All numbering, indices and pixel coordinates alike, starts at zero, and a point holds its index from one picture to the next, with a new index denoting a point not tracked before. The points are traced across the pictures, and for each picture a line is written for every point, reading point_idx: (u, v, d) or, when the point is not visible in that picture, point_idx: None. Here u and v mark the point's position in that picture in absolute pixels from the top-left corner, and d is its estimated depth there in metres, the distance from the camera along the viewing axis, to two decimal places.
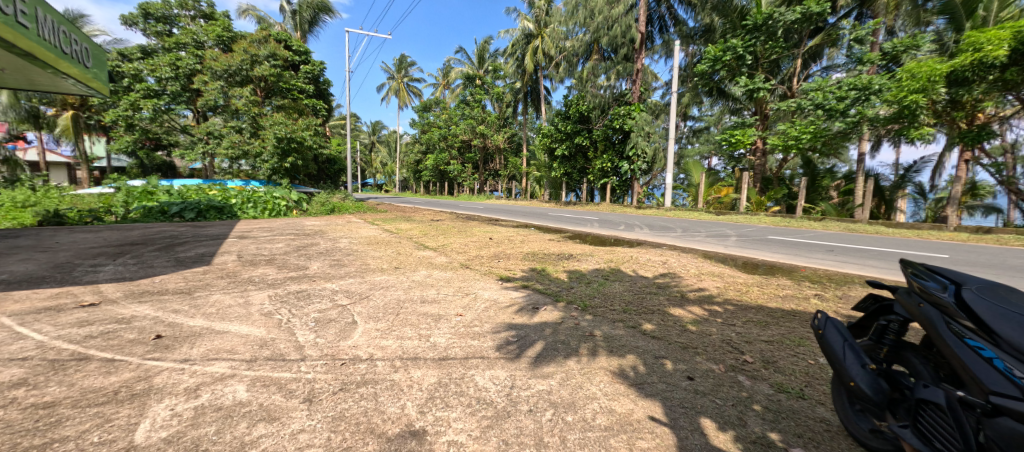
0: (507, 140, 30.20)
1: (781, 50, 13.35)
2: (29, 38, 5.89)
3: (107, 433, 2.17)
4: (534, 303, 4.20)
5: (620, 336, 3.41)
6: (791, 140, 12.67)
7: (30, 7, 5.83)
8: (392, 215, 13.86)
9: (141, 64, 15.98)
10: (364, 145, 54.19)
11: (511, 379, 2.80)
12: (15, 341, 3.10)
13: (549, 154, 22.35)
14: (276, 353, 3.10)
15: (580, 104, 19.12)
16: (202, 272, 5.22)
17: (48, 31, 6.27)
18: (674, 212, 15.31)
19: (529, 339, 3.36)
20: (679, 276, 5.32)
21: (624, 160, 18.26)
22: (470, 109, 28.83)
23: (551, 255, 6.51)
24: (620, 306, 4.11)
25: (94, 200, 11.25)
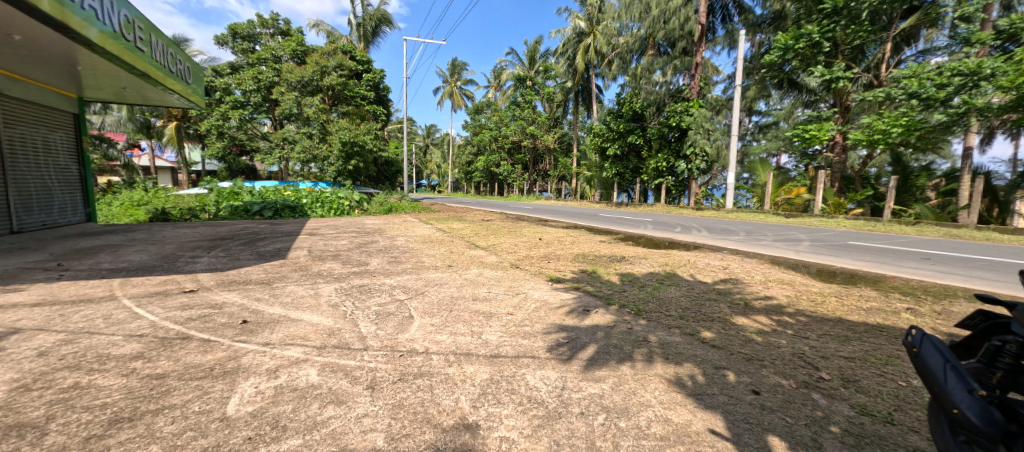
0: (556, 141, 30.05)
1: (866, 33, 12.29)
2: (145, 61, 6.77)
3: (205, 404, 2.46)
4: (585, 305, 4.21)
5: (676, 342, 3.35)
6: (878, 135, 11.71)
7: (146, 33, 6.72)
8: (445, 215, 14.32)
9: (229, 79, 17.67)
10: (418, 149, 56.28)
11: (562, 380, 2.84)
12: (134, 320, 3.59)
13: (600, 153, 22.07)
14: (342, 342, 3.35)
15: (634, 102, 18.58)
16: (280, 265, 5.69)
17: (159, 53, 7.18)
18: (737, 213, 14.63)
19: (580, 342, 3.37)
20: (743, 282, 5.09)
21: (681, 159, 17.60)
22: (521, 109, 29.10)
23: (603, 257, 6.44)
24: (676, 312, 4.02)
25: (190, 200, 12.58)
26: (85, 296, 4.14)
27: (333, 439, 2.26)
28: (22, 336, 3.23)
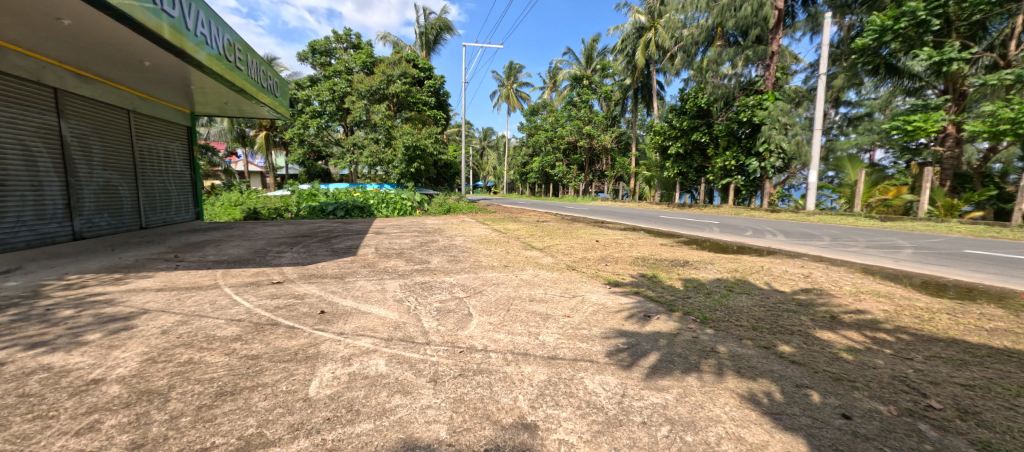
0: (614, 140, 29.47)
1: (988, 7, 10.87)
2: (245, 80, 7.94)
3: (291, 384, 2.73)
4: (645, 310, 4.12)
5: (749, 355, 3.18)
6: (1005, 125, 10.26)
7: (244, 55, 7.86)
8: (501, 215, 14.59)
9: (309, 91, 19.26)
10: (476, 151, 57.67)
11: (622, 387, 2.81)
12: (233, 306, 4.04)
13: (661, 152, 21.38)
14: (406, 335, 3.55)
15: (698, 97, 17.73)
16: (351, 261, 6.11)
17: (254, 71, 8.37)
18: (819, 216, 13.57)
19: (641, 348, 3.31)
20: (828, 293, 4.73)
21: (752, 157, 16.41)
22: (577, 109, 28.88)
23: (665, 261, 6.25)
24: (748, 322, 3.82)
25: (275, 200, 13.81)
26: (195, 284, 4.72)
27: (401, 427, 2.41)
28: (149, 316, 3.75)
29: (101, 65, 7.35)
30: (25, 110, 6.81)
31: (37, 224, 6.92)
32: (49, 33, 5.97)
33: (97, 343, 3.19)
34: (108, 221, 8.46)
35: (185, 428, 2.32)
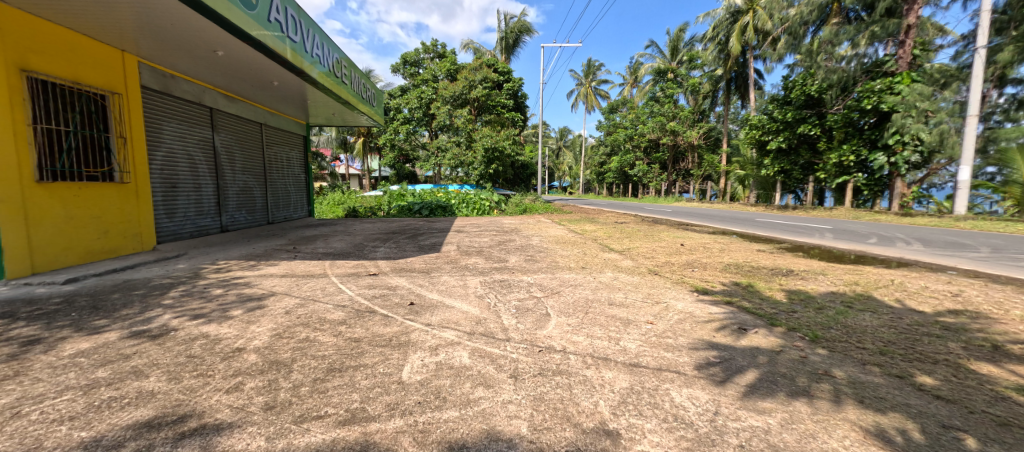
0: (702, 136, 27.73)
1: None
2: (349, 92, 9.17)
3: (387, 367, 2.96)
4: (740, 323, 3.81)
5: (873, 383, 2.78)
6: None
7: (348, 70, 9.09)
8: (578, 216, 14.41)
9: (400, 99, 20.72)
10: (551, 151, 57.94)
11: (714, 404, 2.64)
12: (338, 293, 4.48)
13: (758, 148, 19.82)
14: (487, 330, 3.67)
15: (808, 85, 16.02)
16: (436, 257, 6.44)
17: (356, 84, 9.62)
18: (969, 222, 11.54)
19: (736, 363, 3.07)
20: (982, 316, 3.95)
21: (878, 151, 14.32)
22: (660, 105, 27.75)
23: (762, 270, 5.74)
24: (871, 344, 3.34)
25: (371, 200, 15.12)
26: (309, 272, 5.30)
27: (484, 418, 2.50)
28: (274, 298, 4.30)
29: (243, 86, 8.58)
30: (190, 125, 8.13)
31: (197, 217, 8.20)
32: (209, 63, 7.10)
33: (238, 318, 3.74)
34: (245, 217, 9.79)
35: (304, 396, 2.62)
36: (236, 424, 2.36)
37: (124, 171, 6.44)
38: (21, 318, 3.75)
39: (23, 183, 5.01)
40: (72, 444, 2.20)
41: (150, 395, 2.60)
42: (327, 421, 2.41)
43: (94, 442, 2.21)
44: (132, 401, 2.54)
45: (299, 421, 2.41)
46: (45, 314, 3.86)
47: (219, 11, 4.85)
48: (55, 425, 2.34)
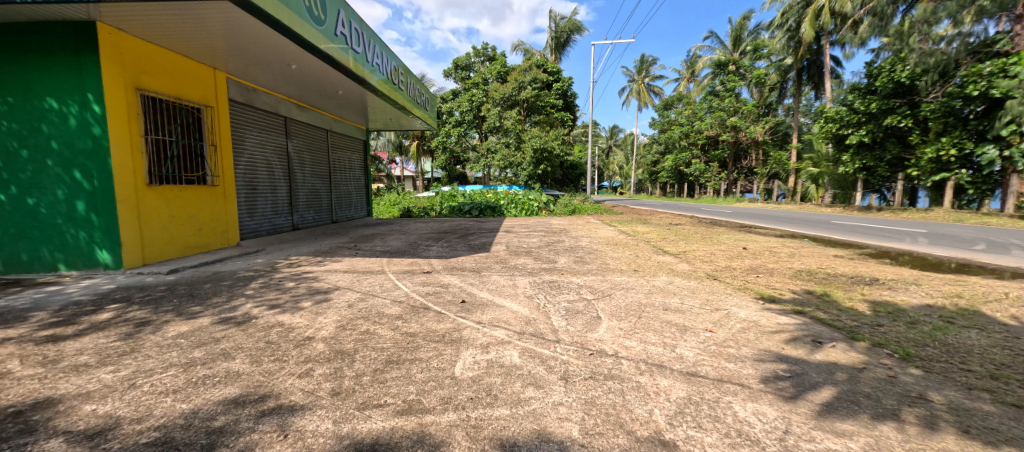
0: (768, 131, 25.96)
1: None
2: (405, 99, 9.53)
3: (441, 362, 3.01)
4: (814, 335, 3.52)
5: (980, 410, 2.45)
6: None
7: (404, 77, 9.44)
8: (629, 217, 14.03)
9: (452, 104, 21.27)
10: (601, 150, 56.98)
11: (784, 422, 2.44)
12: (394, 289, 4.62)
13: (835, 143, 18.31)
14: (537, 331, 3.63)
15: (897, 71, 14.62)
16: (485, 257, 6.50)
17: (412, 90, 9.97)
18: None
19: (810, 379, 2.83)
20: None
21: (987, 143, 12.78)
22: (720, 99, 26.39)
23: (839, 278, 5.26)
24: (975, 365, 2.95)
25: (424, 200, 15.59)
26: (368, 269, 5.53)
27: (535, 418, 2.47)
28: (338, 292, 4.52)
29: (313, 96, 9.14)
30: (268, 132, 8.77)
31: (273, 216, 8.84)
32: (285, 76, 7.62)
33: (306, 309, 3.96)
34: (313, 216, 10.44)
35: (365, 385, 2.72)
36: (307, 407, 2.48)
37: (214, 175, 7.07)
38: (133, 302, 4.21)
39: (137, 188, 5.60)
40: (174, 414, 2.41)
41: (235, 375, 2.80)
42: (386, 410, 2.48)
43: (192, 413, 2.42)
44: (221, 380, 2.75)
45: (362, 408, 2.49)
46: (152, 299, 4.30)
47: (293, 28, 5.19)
48: (161, 396, 2.57)
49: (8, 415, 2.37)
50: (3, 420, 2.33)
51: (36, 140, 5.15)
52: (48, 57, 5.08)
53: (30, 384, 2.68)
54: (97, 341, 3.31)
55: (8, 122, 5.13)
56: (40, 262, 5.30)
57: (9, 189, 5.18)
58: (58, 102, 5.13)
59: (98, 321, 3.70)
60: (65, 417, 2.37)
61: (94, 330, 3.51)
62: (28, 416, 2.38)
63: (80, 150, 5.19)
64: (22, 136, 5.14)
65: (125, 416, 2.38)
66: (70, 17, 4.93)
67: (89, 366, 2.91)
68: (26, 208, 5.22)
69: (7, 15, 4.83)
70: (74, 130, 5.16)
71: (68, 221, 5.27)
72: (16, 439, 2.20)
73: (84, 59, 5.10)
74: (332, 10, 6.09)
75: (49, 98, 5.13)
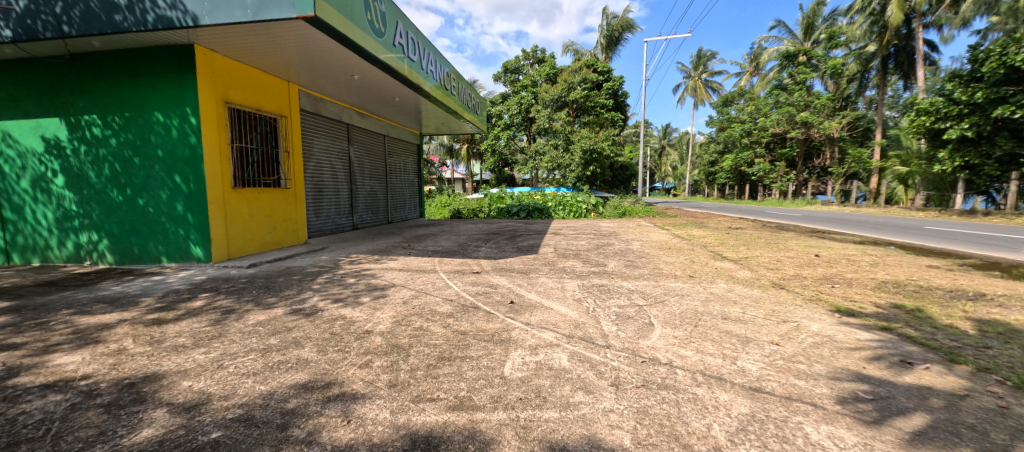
0: (846, 127, 23.87)
1: None
2: (458, 103, 9.75)
3: (491, 361, 3.01)
4: (903, 355, 3.16)
5: None
6: None
7: (457, 82, 9.64)
8: (684, 221, 13.43)
9: (501, 107, 21.48)
10: (653, 151, 55.15)
11: (866, 449, 2.20)
12: (445, 288, 4.70)
13: (928, 139, 16.42)
14: (586, 335, 3.54)
15: (1009, 54, 13.04)
16: (533, 258, 6.46)
17: (463, 95, 10.18)
18: None
19: (897, 404, 2.55)
20: None
21: None
22: (789, 94, 24.69)
23: (933, 291, 4.71)
24: None
25: (473, 202, 15.84)
26: (421, 267, 5.67)
27: (585, 424, 2.39)
28: (394, 289, 4.66)
29: (373, 104, 9.56)
30: (333, 137, 9.28)
31: (336, 217, 9.33)
32: (350, 86, 8.03)
33: (365, 304, 4.12)
34: (371, 216, 10.90)
35: (420, 379, 2.77)
36: (366, 396, 2.56)
37: (287, 178, 7.56)
38: (220, 292, 4.58)
39: (225, 190, 6.10)
40: (253, 394, 2.58)
41: (304, 362, 2.96)
42: (439, 404, 2.51)
43: (269, 394, 2.57)
44: (293, 366, 2.91)
45: (417, 401, 2.54)
46: (235, 289, 4.66)
47: (356, 41, 5.45)
48: (244, 377, 2.77)
49: (124, 386, 2.64)
50: (120, 390, 2.61)
51: (146, 149, 5.77)
52: (156, 76, 5.67)
53: (140, 360, 2.98)
54: (192, 325, 3.62)
55: (124, 134, 5.79)
56: (148, 255, 5.95)
57: (125, 192, 5.85)
58: (163, 116, 5.71)
59: (192, 308, 4.06)
60: (167, 391, 2.60)
61: (190, 316, 3.84)
62: (139, 387, 2.64)
63: (180, 158, 5.74)
64: (135, 145, 5.78)
65: (215, 393, 2.58)
66: (172, 40, 5.47)
67: (186, 347, 3.19)
68: (138, 208, 5.87)
69: (125, 41, 5.44)
70: (175, 140, 5.72)
71: (170, 219, 5.85)
72: (130, 407, 2.44)
73: (184, 77, 5.63)
74: (391, 21, 6.34)
75: (156, 112, 5.72)
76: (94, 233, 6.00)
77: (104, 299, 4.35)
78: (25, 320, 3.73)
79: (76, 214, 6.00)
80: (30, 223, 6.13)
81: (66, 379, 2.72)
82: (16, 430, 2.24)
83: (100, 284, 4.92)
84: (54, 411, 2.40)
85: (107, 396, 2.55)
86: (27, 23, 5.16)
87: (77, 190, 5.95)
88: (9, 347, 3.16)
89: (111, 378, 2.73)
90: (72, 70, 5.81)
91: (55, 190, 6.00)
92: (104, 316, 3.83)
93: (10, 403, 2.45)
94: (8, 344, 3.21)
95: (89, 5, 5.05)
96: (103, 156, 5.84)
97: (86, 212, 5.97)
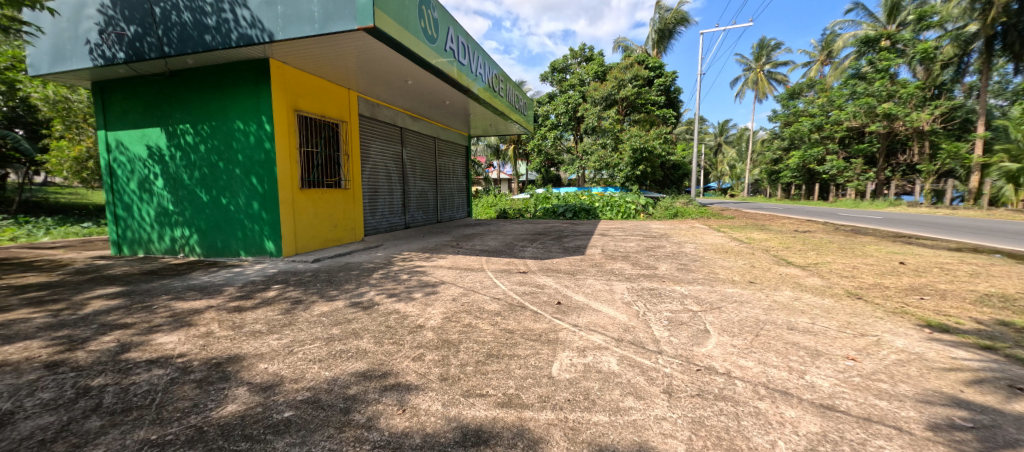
0: (943, 117, 21.28)
1: None
2: (505, 104, 9.79)
3: (538, 361, 2.97)
4: (1010, 379, 2.79)
5: None
6: None
7: (505, 84, 9.69)
8: (742, 222, 12.69)
9: (547, 106, 21.37)
10: (708, 149, 52.64)
11: None
12: (493, 287, 4.72)
13: None
14: (637, 339, 3.41)
15: None
16: (580, 260, 6.34)
17: (511, 96, 10.21)
18: None
19: (1003, 435, 2.25)
20: None
21: None
22: (868, 83, 22.62)
23: None
24: None
25: (519, 202, 15.90)
26: (469, 266, 5.73)
27: (636, 430, 2.30)
28: (444, 286, 4.74)
29: (424, 107, 9.80)
30: (388, 140, 9.61)
31: (390, 216, 9.66)
32: (405, 91, 8.27)
33: (418, 300, 4.22)
34: (422, 215, 11.20)
35: (470, 374, 2.79)
36: (419, 387, 2.61)
37: (347, 179, 7.91)
38: (289, 284, 4.87)
39: (294, 191, 6.48)
40: (320, 379, 2.70)
41: (363, 352, 3.06)
42: (488, 400, 2.51)
43: (333, 380, 2.69)
44: (353, 355, 3.02)
45: (467, 395, 2.55)
46: (302, 282, 4.94)
47: (412, 48, 5.61)
48: (311, 363, 2.91)
49: (212, 365, 2.87)
50: (209, 368, 2.82)
51: (229, 154, 6.25)
52: (238, 87, 6.12)
53: (225, 342, 3.22)
54: (267, 313, 3.87)
55: (211, 140, 6.31)
56: (230, 249, 6.43)
57: (211, 193, 6.37)
58: (243, 123, 6.15)
59: (266, 297, 4.34)
60: (247, 372, 2.78)
61: (265, 304, 4.11)
62: (225, 366, 2.85)
63: (256, 161, 6.16)
64: (220, 151, 6.28)
65: (287, 376, 2.73)
66: (251, 56, 5.89)
67: (262, 333, 3.41)
68: (221, 207, 6.37)
69: (213, 58, 5.92)
70: (253, 145, 6.14)
71: (248, 217, 6.28)
72: (217, 384, 2.64)
73: (261, 87, 6.04)
74: (443, 27, 6.46)
75: (238, 120, 6.17)
76: (186, 229, 6.58)
77: (194, 286, 4.76)
78: (133, 302, 4.17)
79: (172, 212, 6.63)
80: (137, 219, 6.86)
81: (167, 356, 3.00)
82: (129, 399, 2.50)
83: (191, 274, 5.40)
84: (157, 383, 2.65)
85: (199, 372, 2.77)
86: (135, 45, 5.76)
87: (173, 190, 6.56)
88: (121, 326, 3.53)
89: (202, 357, 2.98)
90: (170, 84, 6.42)
91: (156, 191, 6.67)
92: (196, 301, 4.19)
93: (123, 375, 2.73)
94: (120, 323, 3.58)
95: (185, 26, 5.54)
96: (195, 161, 6.40)
97: (181, 211, 6.57)
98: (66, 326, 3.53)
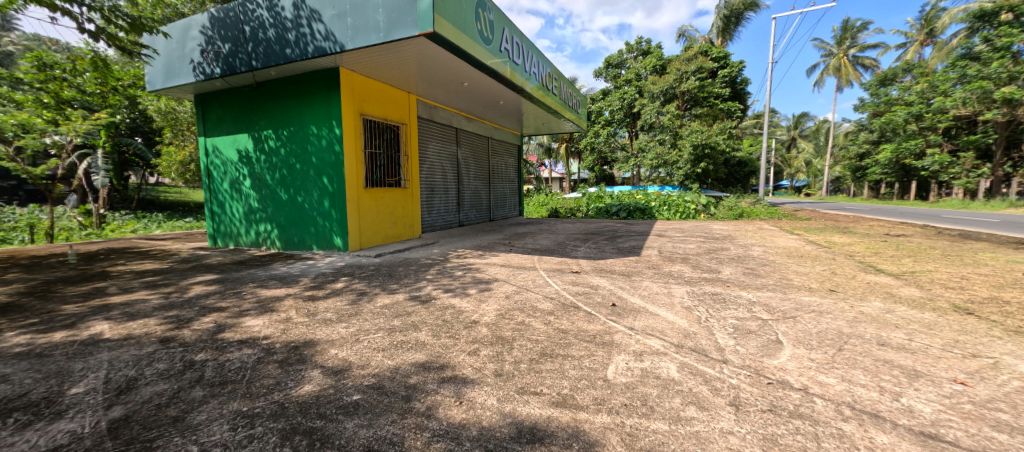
0: None
1: None
2: (559, 103, 9.69)
3: (593, 363, 2.88)
4: None
5: None
6: None
7: (558, 82, 9.59)
8: (819, 224, 11.63)
9: (601, 103, 20.89)
10: (778, 144, 49.04)
11: None
12: (546, 286, 4.66)
13: None
14: (699, 346, 3.21)
15: None
16: (635, 261, 6.10)
17: (564, 94, 10.09)
18: None
19: None
20: None
21: None
22: (982, 65, 19.87)
23: None
24: None
25: (571, 202, 15.71)
26: (522, 264, 5.71)
27: (699, 442, 2.16)
28: (497, 283, 4.75)
29: (478, 108, 9.91)
30: (444, 140, 9.81)
31: (445, 214, 9.87)
32: (461, 93, 8.40)
33: (472, 296, 4.25)
34: (475, 214, 11.35)
35: (524, 372, 2.75)
36: (475, 381, 2.61)
37: (407, 179, 8.18)
38: (354, 276, 5.10)
39: (359, 191, 6.79)
40: (383, 367, 2.79)
41: (422, 344, 3.13)
42: (543, 398, 2.46)
43: (395, 368, 2.76)
44: (413, 346, 3.09)
45: (522, 392, 2.52)
46: (366, 275, 5.16)
47: (469, 50, 5.66)
48: (376, 351, 3.01)
49: (291, 347, 3.05)
50: (289, 350, 3.01)
51: (304, 156, 6.67)
52: (313, 94, 6.51)
53: (301, 328, 3.42)
54: (336, 303, 4.07)
55: (289, 144, 6.76)
56: (305, 244, 6.87)
57: (289, 192, 6.83)
58: (317, 127, 6.53)
59: (335, 288, 4.58)
60: (320, 356, 2.93)
61: (334, 295, 4.34)
62: (302, 349, 3.02)
63: (327, 163, 6.52)
64: (297, 154, 6.72)
65: (355, 362, 2.85)
66: (323, 65, 6.23)
67: (332, 321, 3.59)
68: (298, 205, 6.82)
69: (291, 69, 6.33)
70: (325, 148, 6.51)
71: (320, 215, 6.67)
72: (296, 365, 2.80)
73: (332, 94, 6.38)
74: (499, 28, 6.48)
75: (312, 125, 6.57)
76: (268, 225, 7.12)
77: (275, 276, 5.12)
78: (225, 288, 4.57)
79: (256, 209, 7.19)
80: (228, 215, 7.52)
81: (255, 337, 3.23)
82: (225, 373, 2.71)
83: (272, 264, 5.83)
84: (247, 361, 2.85)
85: (281, 353, 2.96)
86: (230, 61, 6.28)
87: (258, 189, 7.11)
88: (217, 309, 3.86)
89: (283, 340, 3.18)
90: (255, 93, 6.95)
91: (244, 190, 7.27)
92: (277, 289, 4.51)
93: (220, 352, 2.98)
94: (216, 306, 3.93)
95: (270, 42, 5.95)
96: (276, 163, 6.89)
97: (264, 208, 7.11)
98: (175, 307, 3.92)
